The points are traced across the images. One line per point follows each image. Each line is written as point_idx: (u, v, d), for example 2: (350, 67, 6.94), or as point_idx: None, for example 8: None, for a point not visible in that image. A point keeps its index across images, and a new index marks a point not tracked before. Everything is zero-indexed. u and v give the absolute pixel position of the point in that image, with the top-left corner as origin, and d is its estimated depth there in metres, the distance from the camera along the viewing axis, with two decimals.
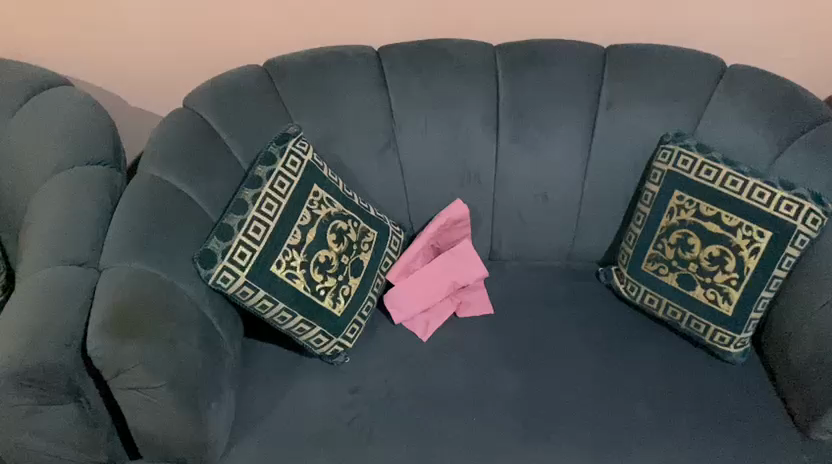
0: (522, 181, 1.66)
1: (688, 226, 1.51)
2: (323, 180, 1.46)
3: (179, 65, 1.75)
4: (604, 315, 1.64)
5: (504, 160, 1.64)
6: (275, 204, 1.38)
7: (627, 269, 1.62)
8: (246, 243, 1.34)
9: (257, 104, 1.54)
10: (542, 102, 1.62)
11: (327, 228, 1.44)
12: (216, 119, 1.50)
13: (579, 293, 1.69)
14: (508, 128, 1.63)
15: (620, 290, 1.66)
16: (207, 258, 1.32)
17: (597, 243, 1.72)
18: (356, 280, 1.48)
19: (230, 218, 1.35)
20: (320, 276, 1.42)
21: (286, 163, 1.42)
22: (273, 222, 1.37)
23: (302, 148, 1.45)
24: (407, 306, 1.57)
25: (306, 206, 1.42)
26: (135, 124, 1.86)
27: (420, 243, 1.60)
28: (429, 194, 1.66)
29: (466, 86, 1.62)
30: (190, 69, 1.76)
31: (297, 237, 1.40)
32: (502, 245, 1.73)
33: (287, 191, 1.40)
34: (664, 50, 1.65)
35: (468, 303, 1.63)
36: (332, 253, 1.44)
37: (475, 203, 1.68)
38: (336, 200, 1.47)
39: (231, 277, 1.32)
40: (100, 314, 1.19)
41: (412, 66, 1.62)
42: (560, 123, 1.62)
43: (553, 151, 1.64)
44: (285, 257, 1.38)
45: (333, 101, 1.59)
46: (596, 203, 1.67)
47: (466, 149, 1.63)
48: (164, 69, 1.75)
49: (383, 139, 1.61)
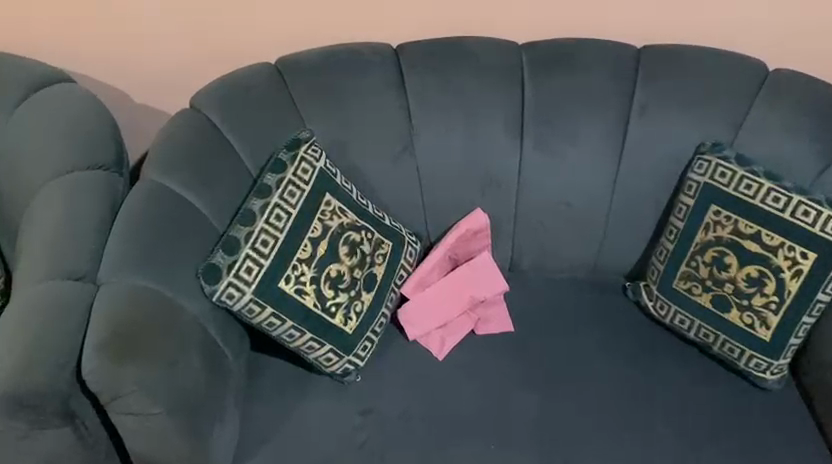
0: (546, 190, 1.56)
1: (724, 243, 1.42)
2: (335, 189, 1.38)
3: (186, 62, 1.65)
4: (631, 333, 1.54)
5: (528, 168, 1.55)
6: (285, 215, 1.30)
7: (657, 286, 1.52)
8: (253, 257, 1.26)
9: (266, 105, 1.45)
10: (569, 107, 1.52)
11: (340, 241, 1.36)
12: (223, 121, 1.42)
13: (605, 309, 1.59)
14: (532, 134, 1.53)
15: (648, 307, 1.56)
16: (210, 273, 1.24)
17: (626, 256, 1.61)
18: (368, 295, 1.40)
19: (237, 228, 1.28)
20: (331, 293, 1.34)
21: (297, 170, 1.34)
22: (281, 234, 1.29)
23: (314, 154, 1.36)
24: (420, 321, 1.49)
25: (318, 217, 1.34)
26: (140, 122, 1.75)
27: (435, 254, 1.51)
28: (448, 202, 1.56)
29: (487, 88, 1.52)
30: (197, 68, 1.66)
31: (307, 251, 1.31)
32: (524, 256, 1.62)
33: (297, 201, 1.32)
34: (701, 52, 1.54)
35: (486, 319, 1.53)
36: (345, 268, 1.36)
37: (496, 212, 1.58)
38: (349, 209, 1.39)
39: (237, 293, 1.24)
40: (101, 334, 1.12)
41: (431, 67, 1.52)
42: (588, 129, 1.53)
43: (581, 159, 1.54)
44: (294, 272, 1.30)
45: (345, 103, 1.50)
46: (626, 215, 1.57)
47: (488, 155, 1.54)
48: (170, 66, 1.66)
49: (398, 143, 1.52)
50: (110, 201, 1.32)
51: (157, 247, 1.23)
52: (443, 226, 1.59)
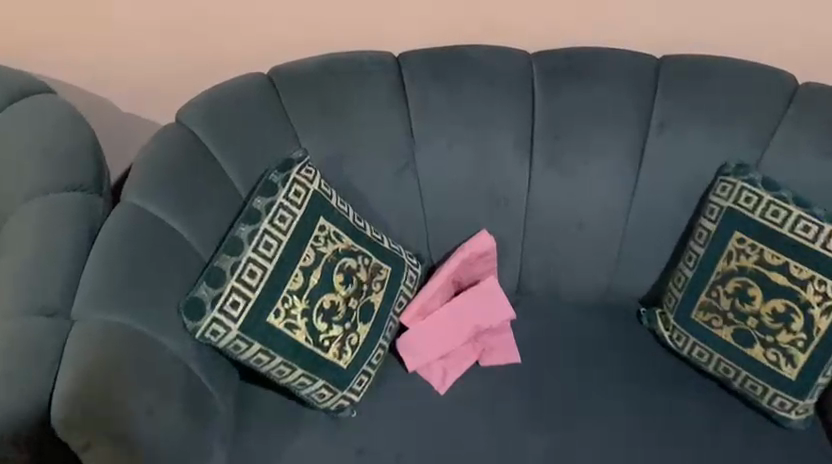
0: (556, 211, 1.46)
1: (748, 274, 1.32)
2: (331, 212, 1.28)
3: (175, 68, 1.56)
4: (644, 365, 1.45)
5: (538, 188, 1.44)
6: (275, 243, 1.21)
7: (675, 316, 1.42)
8: (240, 291, 1.16)
9: (257, 119, 1.34)
10: (583, 122, 1.42)
11: (334, 269, 1.26)
12: (210, 139, 1.32)
13: (617, 337, 1.50)
14: (543, 152, 1.43)
15: (664, 336, 1.46)
16: (193, 308, 1.15)
17: (640, 280, 1.51)
18: (365, 327, 1.31)
19: (224, 259, 1.18)
20: (325, 326, 1.25)
21: (289, 193, 1.24)
22: (271, 264, 1.20)
23: (308, 175, 1.27)
24: (421, 351, 1.39)
25: (311, 243, 1.24)
26: (125, 131, 1.66)
27: (436, 281, 1.42)
28: (451, 223, 1.46)
29: (495, 102, 1.41)
30: (188, 75, 1.56)
31: (298, 282, 1.22)
32: (532, 276, 1.52)
33: (288, 227, 1.22)
34: (727, 63, 1.43)
35: (491, 349, 1.44)
36: (340, 298, 1.27)
37: (503, 233, 1.48)
38: (345, 234, 1.29)
39: (222, 330, 1.15)
40: (72, 372, 1.04)
41: (435, 76, 1.41)
42: (602, 147, 1.42)
43: (595, 179, 1.43)
44: (284, 305, 1.20)
45: (344, 115, 1.38)
46: (642, 238, 1.47)
47: (496, 173, 1.43)
48: (158, 73, 1.56)
49: (399, 160, 1.41)
50: (88, 226, 1.23)
51: (135, 280, 1.14)
52: (446, 248, 1.49)
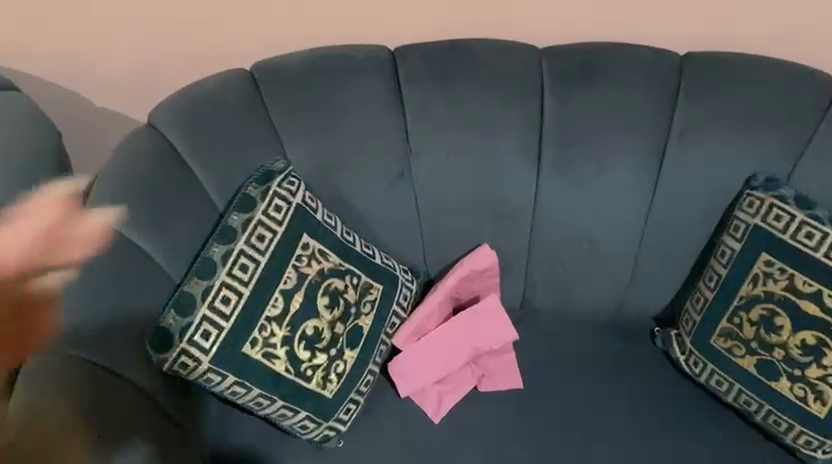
0: (565, 224, 1.33)
1: (776, 301, 1.20)
2: (316, 227, 1.17)
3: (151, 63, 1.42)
4: (658, 392, 1.34)
5: (546, 198, 1.32)
6: (252, 264, 1.09)
7: (692, 340, 1.31)
8: (211, 318, 1.05)
9: (236, 122, 1.22)
10: (596, 127, 1.28)
11: (318, 291, 1.15)
12: (184, 144, 1.20)
13: (629, 360, 1.38)
14: (552, 159, 1.29)
15: (679, 360, 1.35)
16: (159, 338, 1.04)
17: (654, 299, 1.39)
18: (352, 353, 1.20)
19: (194, 283, 1.07)
20: (308, 354, 1.14)
21: (268, 208, 1.12)
22: (247, 288, 1.08)
23: (290, 188, 1.15)
24: (415, 376, 1.29)
25: (292, 264, 1.13)
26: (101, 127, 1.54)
27: (433, 301, 1.30)
28: (450, 236, 1.34)
29: (500, 104, 1.28)
30: (164, 69, 1.43)
31: (277, 307, 1.11)
32: (536, 293, 1.41)
33: (267, 246, 1.11)
34: (759, 65, 1.29)
35: (491, 373, 1.33)
36: (324, 324, 1.15)
37: (505, 247, 1.36)
38: (332, 251, 1.18)
39: (191, 363, 1.05)
40: (21, 393, 0.91)
41: (434, 77, 1.28)
42: (617, 155, 1.29)
43: (608, 189, 1.31)
44: (262, 334, 1.09)
45: (332, 119, 1.25)
46: (658, 254, 1.34)
47: (499, 183, 1.30)
48: (134, 67, 1.43)
49: (394, 167, 1.28)
50: None
51: (97, 308, 1.02)
52: (444, 262, 1.37)
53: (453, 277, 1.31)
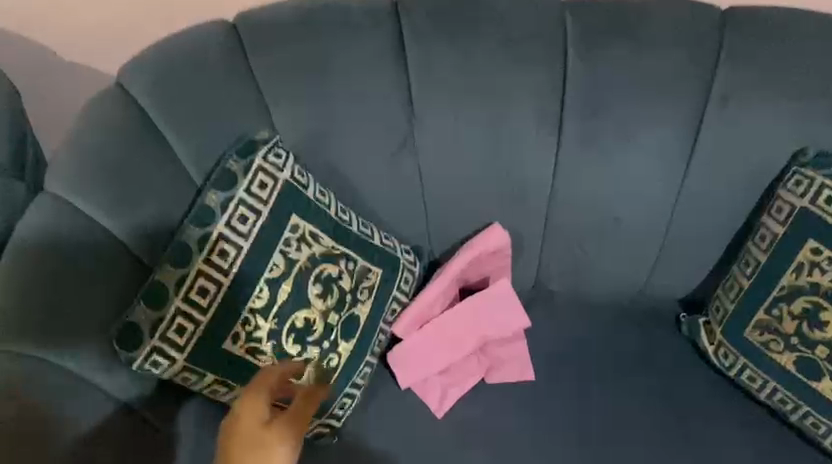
0: (586, 201, 1.19)
1: (822, 293, 1.08)
2: (307, 206, 1.03)
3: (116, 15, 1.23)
4: (684, 386, 1.22)
5: (566, 173, 1.17)
6: (233, 250, 0.96)
7: (721, 329, 1.19)
8: (186, 313, 0.93)
9: (214, 85, 1.07)
10: (624, 94, 1.13)
11: (309, 278, 1.02)
12: (155, 109, 1.05)
13: (652, 350, 1.26)
14: (575, 128, 1.15)
15: (707, 351, 1.23)
16: (127, 336, 0.91)
17: (681, 282, 1.27)
18: (347, 345, 1.07)
19: (166, 272, 0.93)
20: (298, 348, 1.02)
21: (252, 185, 0.99)
22: (228, 278, 0.96)
23: (276, 162, 1.01)
24: (417, 367, 1.17)
25: (279, 248, 1.00)
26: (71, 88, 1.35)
27: (437, 285, 1.17)
28: (457, 213, 1.21)
29: (516, 67, 1.12)
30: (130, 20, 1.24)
31: (262, 298, 0.98)
32: (551, 275, 1.29)
33: (251, 229, 0.98)
34: (811, 22, 1.13)
35: (500, 363, 1.21)
36: (316, 314, 1.03)
37: (519, 224, 1.22)
38: (324, 233, 1.05)
39: (164, 362, 0.93)
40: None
41: (442, 32, 1.12)
42: (647, 126, 1.14)
43: (636, 163, 1.16)
44: (245, 328, 0.97)
45: (326, 82, 1.10)
46: (688, 235, 1.21)
47: (514, 155, 1.16)
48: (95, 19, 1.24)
49: (395, 137, 1.14)
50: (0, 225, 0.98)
51: (56, 284, 0.91)
52: (450, 241, 1.24)
53: (461, 259, 1.18)
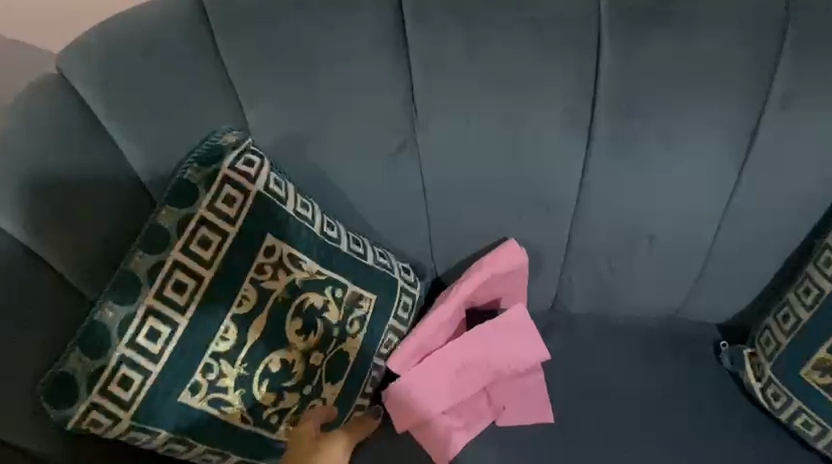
0: (619, 214, 1.01)
1: None
2: (287, 223, 0.85)
3: None
4: (727, 428, 1.04)
5: (597, 180, 0.98)
6: (191, 281, 0.79)
7: (771, 366, 1.02)
8: (132, 361, 0.76)
9: (174, 73, 0.88)
10: (674, 88, 0.93)
11: (288, 311, 0.85)
12: (102, 104, 0.87)
13: (690, 383, 1.08)
14: (609, 128, 0.95)
15: (752, 389, 1.06)
16: (59, 387, 0.74)
17: (722, 305, 1.10)
18: (334, 387, 0.90)
19: (107, 311, 0.75)
20: (273, 396, 0.85)
21: (216, 200, 0.81)
22: (185, 317, 0.78)
23: (247, 171, 0.83)
24: (419, 408, 0.99)
25: (250, 276, 0.82)
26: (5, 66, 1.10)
27: (442, 311, 1.01)
28: (465, 224, 1.02)
29: (540, 54, 0.92)
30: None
31: (228, 338, 0.81)
32: (573, 295, 1.11)
33: (214, 255, 0.80)
34: None
35: (513, 401, 1.03)
36: (295, 354, 0.86)
37: (537, 239, 1.04)
38: (307, 255, 0.86)
39: (105, 420, 0.76)
40: None
41: (451, 10, 0.91)
42: (698, 126, 0.94)
43: (682, 171, 0.97)
44: (207, 376, 0.80)
45: (309, 70, 0.91)
46: (734, 255, 1.04)
47: (535, 159, 0.97)
48: None
49: (393, 136, 0.95)
50: None
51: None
52: (455, 256, 1.06)
53: (471, 280, 1.02)
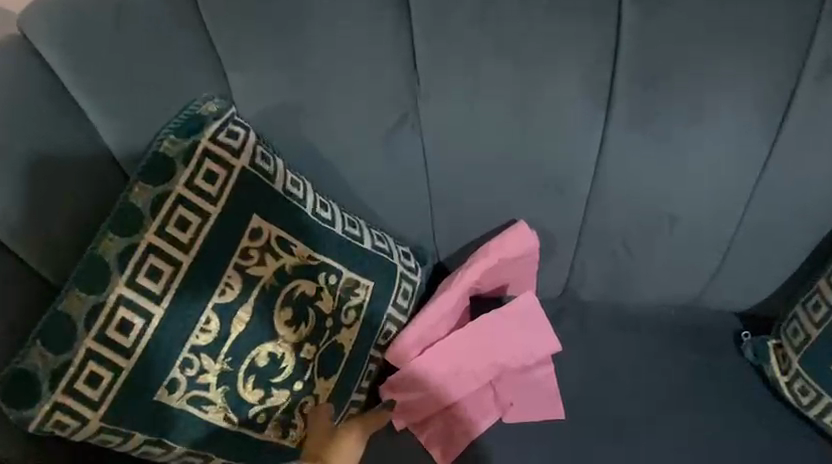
0: (637, 195, 0.92)
1: None
2: (275, 202, 0.77)
3: None
4: (750, 425, 0.97)
5: (615, 158, 0.90)
6: (167, 266, 0.70)
7: (800, 359, 0.95)
8: (101, 356, 0.68)
9: (151, 39, 0.80)
10: (703, 59, 0.85)
11: (276, 301, 0.76)
12: (70, 70, 0.78)
13: (711, 376, 1.01)
14: (628, 102, 0.87)
15: (776, 383, 0.99)
16: (18, 385, 0.66)
17: (743, 294, 1.02)
18: (328, 383, 0.82)
19: (73, 300, 0.67)
20: (260, 393, 0.77)
21: (196, 176, 0.72)
22: (161, 306, 0.70)
23: (230, 144, 0.75)
24: (420, 400, 0.92)
25: (234, 262, 0.74)
26: None
27: (445, 299, 0.94)
28: (470, 206, 0.94)
29: (555, 17, 0.84)
30: None
31: (210, 331, 0.72)
32: (584, 283, 1.04)
33: (194, 237, 0.72)
34: None
35: (522, 396, 0.96)
36: (284, 347, 0.77)
37: (547, 221, 0.96)
38: (298, 238, 0.78)
39: (71, 421, 0.68)
40: None
41: None
42: (727, 99, 0.86)
43: (709, 149, 0.89)
44: (186, 372, 0.72)
45: (301, 36, 0.83)
46: (760, 241, 0.96)
47: (549, 135, 0.88)
48: None
49: (393, 109, 0.87)
50: None
51: None
52: (459, 240, 0.98)
53: (476, 265, 0.95)
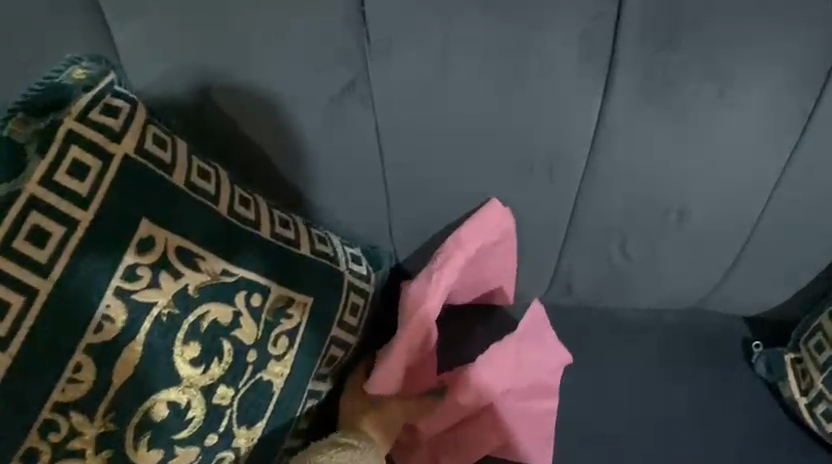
0: (642, 183, 0.74)
1: None
2: (172, 201, 0.57)
3: None
4: (767, 453, 0.81)
5: (616, 139, 0.71)
6: (16, 297, 0.51)
7: (824, 378, 0.77)
8: None
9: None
10: (741, 9, 0.64)
11: (177, 336, 0.57)
12: None
13: (722, 393, 0.85)
14: (635, 69, 0.67)
15: (793, 403, 0.82)
16: None
17: (758, 297, 0.86)
18: (253, 430, 0.63)
19: None
20: (158, 456, 0.58)
21: (56, 170, 0.53)
22: (8, 355, 0.51)
23: (107, 126, 0.55)
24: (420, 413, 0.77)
25: (115, 285, 0.54)
26: None
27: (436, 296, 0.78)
28: (436, 192, 0.76)
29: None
30: None
31: (83, 380, 0.54)
32: (572, 284, 0.87)
33: (55, 256, 0.52)
34: None
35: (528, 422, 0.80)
36: (190, 394, 0.59)
37: (529, 211, 0.78)
38: (205, 248, 0.59)
39: None
40: None
41: None
42: (761, 63, 0.66)
43: (734, 128, 0.70)
44: (52, 437, 0.53)
45: None
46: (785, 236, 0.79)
47: (537, 108, 0.69)
48: None
49: (334, 74, 0.67)
50: None
51: None
52: (422, 235, 0.81)
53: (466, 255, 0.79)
